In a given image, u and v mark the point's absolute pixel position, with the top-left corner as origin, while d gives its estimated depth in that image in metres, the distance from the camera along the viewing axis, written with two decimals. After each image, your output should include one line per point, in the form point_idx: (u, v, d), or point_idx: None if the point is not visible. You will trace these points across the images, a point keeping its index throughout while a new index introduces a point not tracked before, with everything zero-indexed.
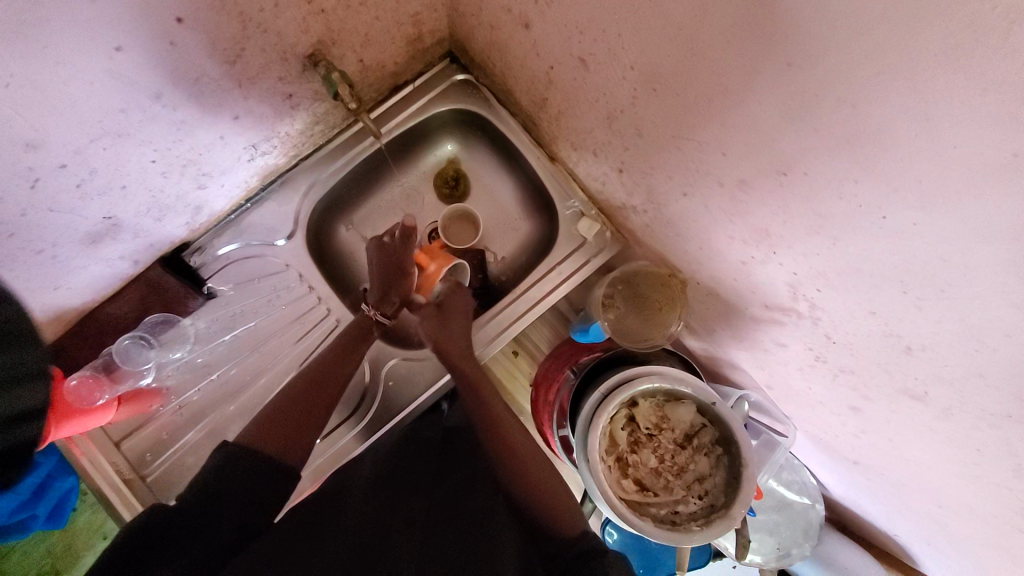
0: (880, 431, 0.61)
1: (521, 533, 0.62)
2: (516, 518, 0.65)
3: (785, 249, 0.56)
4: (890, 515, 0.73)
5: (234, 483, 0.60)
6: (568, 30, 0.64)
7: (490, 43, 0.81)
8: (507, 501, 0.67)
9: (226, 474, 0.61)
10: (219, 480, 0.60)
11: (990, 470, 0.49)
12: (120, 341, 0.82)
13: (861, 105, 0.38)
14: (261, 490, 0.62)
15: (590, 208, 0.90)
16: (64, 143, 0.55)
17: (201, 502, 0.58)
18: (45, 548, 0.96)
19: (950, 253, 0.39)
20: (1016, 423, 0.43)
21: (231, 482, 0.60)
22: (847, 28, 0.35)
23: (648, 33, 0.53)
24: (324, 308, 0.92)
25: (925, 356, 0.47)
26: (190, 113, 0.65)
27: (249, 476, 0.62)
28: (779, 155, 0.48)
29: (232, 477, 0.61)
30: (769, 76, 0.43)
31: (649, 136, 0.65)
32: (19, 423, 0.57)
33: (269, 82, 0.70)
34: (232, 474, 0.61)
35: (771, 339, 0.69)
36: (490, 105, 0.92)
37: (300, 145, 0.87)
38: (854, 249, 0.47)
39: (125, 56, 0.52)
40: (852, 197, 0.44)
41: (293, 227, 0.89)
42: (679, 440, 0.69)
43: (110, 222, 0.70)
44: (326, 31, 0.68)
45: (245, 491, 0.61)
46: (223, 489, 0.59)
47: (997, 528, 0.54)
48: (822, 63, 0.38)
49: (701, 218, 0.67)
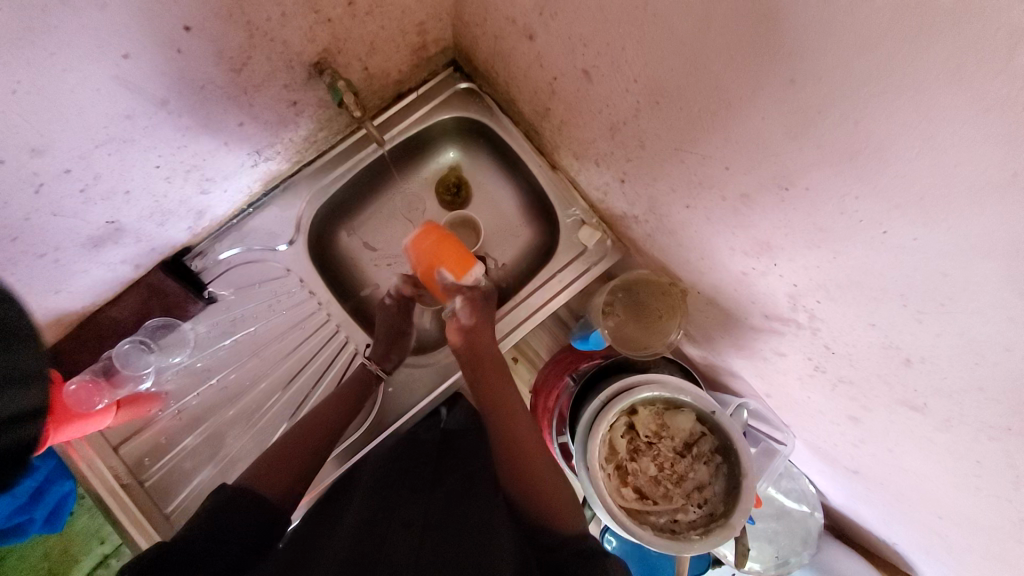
0: (879, 441, 0.61)
1: (518, 536, 0.62)
2: (513, 519, 0.66)
3: (786, 261, 0.56)
4: (888, 524, 0.73)
5: (236, 522, 0.60)
6: (572, 42, 0.64)
7: (493, 52, 0.81)
8: (504, 502, 0.68)
9: (229, 514, 0.61)
10: (221, 518, 0.60)
11: (989, 482, 0.49)
12: (120, 345, 0.82)
13: (863, 122, 0.38)
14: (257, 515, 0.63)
15: (591, 216, 0.90)
16: (69, 148, 0.55)
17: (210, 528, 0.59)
18: (41, 552, 0.95)
19: (950, 268, 0.39)
20: (1015, 435, 0.43)
21: (234, 522, 0.61)
22: (850, 49, 0.36)
23: (652, 47, 0.53)
24: (325, 313, 0.92)
25: (924, 368, 0.48)
26: (195, 120, 0.65)
27: (251, 517, 0.62)
28: (781, 168, 0.49)
29: (236, 517, 0.61)
30: (772, 93, 0.44)
31: (651, 148, 0.66)
32: (14, 423, 0.57)
33: (273, 89, 0.70)
34: (234, 515, 0.62)
35: (770, 349, 0.69)
36: (492, 113, 0.93)
37: (303, 151, 0.88)
38: (855, 262, 0.47)
39: (132, 63, 0.52)
40: (853, 211, 0.44)
41: (294, 232, 0.89)
42: (679, 448, 0.69)
43: (112, 227, 0.70)
44: (332, 39, 0.68)
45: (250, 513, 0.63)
46: (226, 527, 0.59)
47: (997, 539, 0.54)
48: (825, 81, 0.39)
49: (702, 229, 0.67)
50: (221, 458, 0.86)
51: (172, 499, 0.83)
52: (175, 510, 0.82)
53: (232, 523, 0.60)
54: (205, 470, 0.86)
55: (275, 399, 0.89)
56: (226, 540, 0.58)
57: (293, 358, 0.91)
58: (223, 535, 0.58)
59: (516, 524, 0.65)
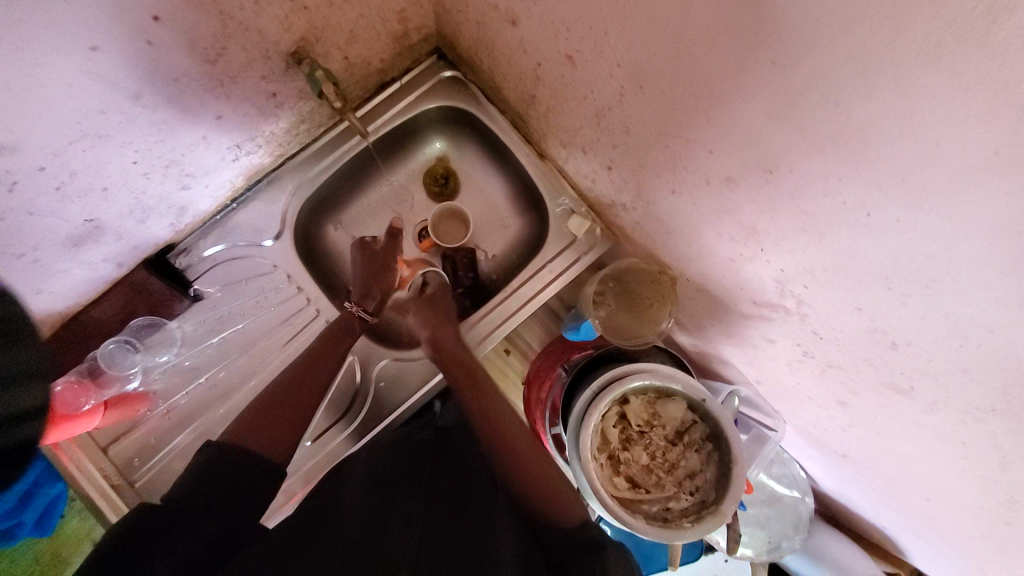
0: (868, 425, 0.62)
1: (521, 535, 0.62)
2: (514, 516, 0.65)
3: (772, 246, 0.56)
4: (877, 507, 0.74)
5: (211, 486, 0.60)
6: (554, 27, 0.63)
7: (477, 39, 0.80)
8: (503, 498, 0.68)
9: (213, 475, 0.62)
10: (205, 480, 0.61)
11: (974, 464, 0.50)
12: (104, 346, 0.81)
13: (845, 103, 0.37)
14: (234, 483, 0.62)
15: (580, 205, 0.90)
16: (42, 145, 0.54)
17: (190, 497, 0.58)
18: (34, 555, 0.95)
19: (933, 250, 0.39)
20: (1000, 417, 0.43)
21: (217, 484, 0.61)
22: (831, 27, 0.35)
23: (633, 29, 0.52)
24: (314, 309, 0.91)
25: (910, 351, 0.48)
26: (171, 114, 0.64)
27: (233, 475, 0.63)
28: (764, 152, 0.48)
29: (220, 477, 0.62)
30: (754, 75, 0.43)
31: (637, 134, 0.65)
32: (14, 423, 0.58)
33: (251, 81, 0.69)
34: (219, 475, 0.62)
35: (759, 335, 0.69)
36: (478, 102, 0.91)
37: (286, 144, 0.86)
38: (840, 246, 0.47)
39: (102, 56, 0.51)
40: (837, 194, 0.43)
41: (280, 227, 0.88)
42: (671, 436, 0.69)
43: (92, 225, 0.69)
44: (309, 28, 0.67)
45: (228, 479, 0.62)
46: (209, 488, 0.60)
47: (984, 520, 0.54)
48: (807, 62, 0.38)
49: (689, 216, 0.67)
50: None
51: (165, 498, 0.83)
52: None
53: (214, 483, 0.61)
54: None
55: None
56: (209, 503, 0.58)
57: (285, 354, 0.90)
58: (205, 496, 0.59)
59: (517, 522, 0.65)
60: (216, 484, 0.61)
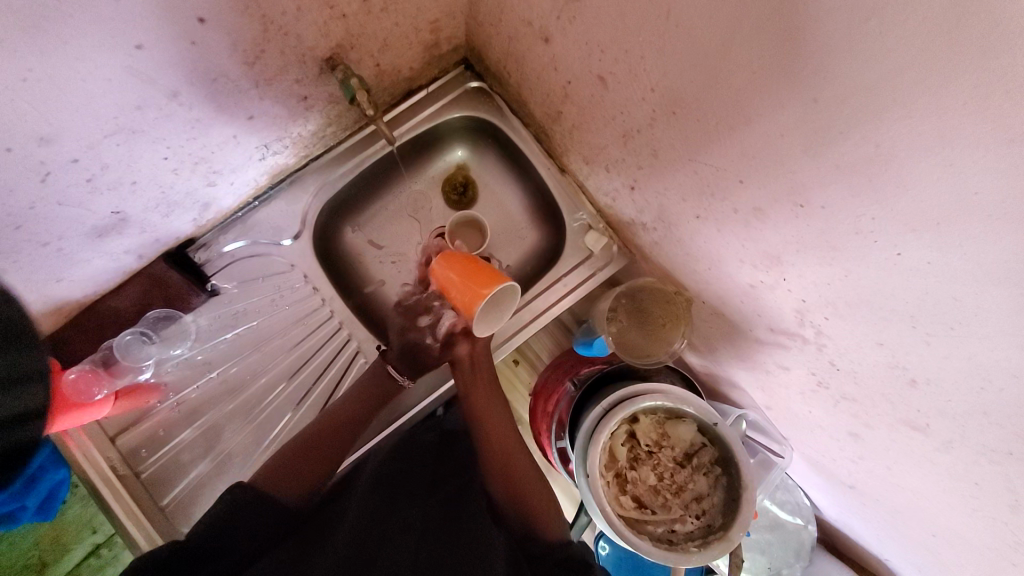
0: (878, 458, 0.61)
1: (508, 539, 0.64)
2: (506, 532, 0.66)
3: (795, 276, 0.56)
4: (882, 540, 0.74)
5: (237, 516, 0.59)
6: (589, 47, 0.64)
7: (507, 53, 0.81)
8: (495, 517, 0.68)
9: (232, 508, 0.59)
10: (225, 513, 0.59)
11: (987, 504, 0.50)
12: (122, 336, 0.81)
13: (885, 147, 0.38)
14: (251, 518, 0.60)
15: (598, 221, 0.91)
16: (76, 138, 0.55)
17: (215, 529, 0.58)
18: (33, 540, 0.95)
19: (962, 294, 0.39)
20: (1018, 461, 0.43)
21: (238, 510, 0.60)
22: (875, 70, 0.36)
23: (671, 57, 0.53)
24: (328, 310, 0.91)
25: (930, 390, 0.48)
26: (205, 112, 0.64)
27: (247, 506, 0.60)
28: (797, 184, 0.49)
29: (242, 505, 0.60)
30: (792, 110, 0.44)
31: (665, 158, 0.66)
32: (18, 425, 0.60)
33: (285, 83, 0.70)
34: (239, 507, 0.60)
35: (774, 362, 0.69)
36: (503, 114, 0.93)
37: (311, 146, 0.87)
38: (866, 281, 0.47)
39: (145, 54, 0.51)
40: (868, 232, 0.44)
41: (300, 228, 0.89)
42: (679, 458, 0.69)
43: (117, 217, 0.69)
44: (345, 35, 0.67)
45: (244, 513, 0.60)
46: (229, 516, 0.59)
47: (989, 559, 0.54)
48: (849, 101, 0.38)
49: (711, 240, 0.67)
50: (217, 451, 0.86)
51: (168, 492, 0.83)
52: (170, 502, 0.83)
53: (228, 513, 0.59)
54: (202, 464, 0.85)
55: (277, 391, 0.89)
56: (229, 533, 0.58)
57: (296, 352, 0.90)
58: (225, 523, 0.58)
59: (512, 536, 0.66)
60: (234, 515, 0.59)
